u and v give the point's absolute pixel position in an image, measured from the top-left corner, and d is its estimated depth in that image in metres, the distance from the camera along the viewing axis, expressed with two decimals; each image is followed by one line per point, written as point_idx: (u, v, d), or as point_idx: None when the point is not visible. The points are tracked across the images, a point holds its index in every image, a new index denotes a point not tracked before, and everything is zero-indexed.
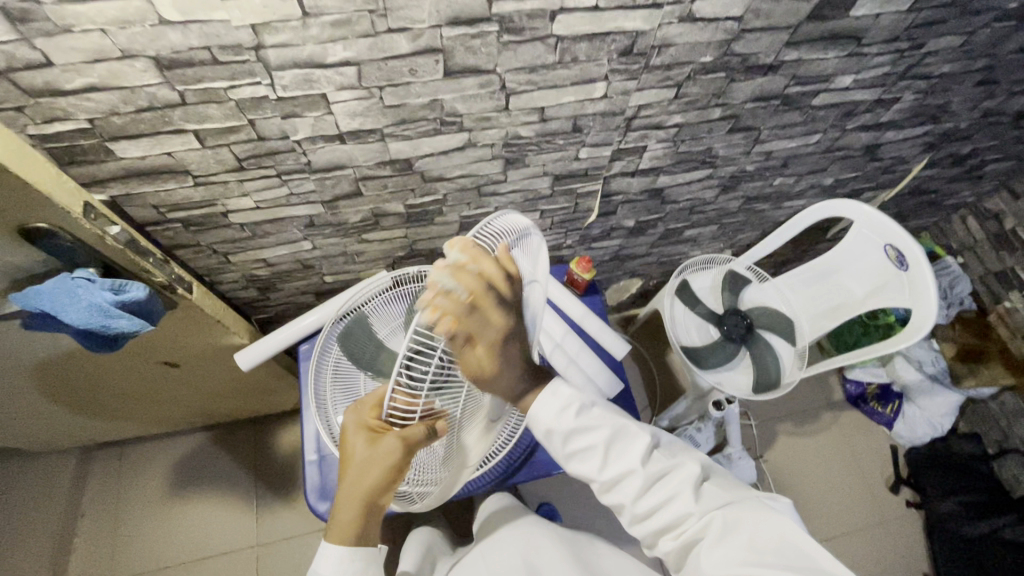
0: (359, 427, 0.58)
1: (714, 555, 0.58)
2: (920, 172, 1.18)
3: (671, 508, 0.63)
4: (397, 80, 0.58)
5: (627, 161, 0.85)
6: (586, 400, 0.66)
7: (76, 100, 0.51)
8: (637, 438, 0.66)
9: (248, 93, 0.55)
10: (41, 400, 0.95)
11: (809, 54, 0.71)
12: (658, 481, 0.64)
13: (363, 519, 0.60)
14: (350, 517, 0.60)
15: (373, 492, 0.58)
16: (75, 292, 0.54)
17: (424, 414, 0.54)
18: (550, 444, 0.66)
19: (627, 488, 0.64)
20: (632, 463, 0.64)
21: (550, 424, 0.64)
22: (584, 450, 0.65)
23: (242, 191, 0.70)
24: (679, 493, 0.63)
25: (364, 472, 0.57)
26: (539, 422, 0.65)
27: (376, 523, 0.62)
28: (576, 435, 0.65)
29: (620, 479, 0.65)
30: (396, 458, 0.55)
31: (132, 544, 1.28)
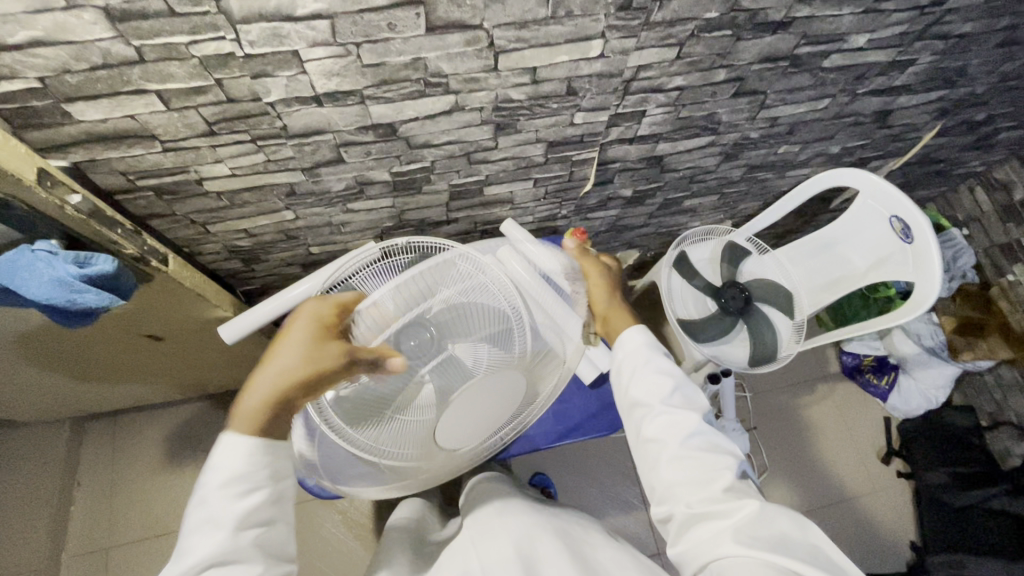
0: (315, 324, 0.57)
1: (739, 534, 0.59)
2: (931, 140, 1.13)
3: (712, 467, 0.65)
4: (376, 36, 0.54)
5: (625, 127, 0.81)
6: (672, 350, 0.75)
7: (23, 56, 0.47)
8: (700, 398, 0.71)
9: (213, 49, 0.51)
10: (23, 372, 0.93)
11: (822, 10, 0.66)
12: (707, 438, 0.67)
13: (274, 416, 0.54)
14: (259, 411, 0.54)
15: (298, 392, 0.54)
16: (34, 266, 0.52)
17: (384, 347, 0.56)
18: (627, 363, 0.74)
19: (679, 426, 0.67)
20: (693, 409, 0.69)
21: (637, 343, 0.74)
22: (654, 377, 0.71)
23: (215, 157, 0.66)
24: (724, 461, 0.65)
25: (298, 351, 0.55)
26: (630, 340, 0.75)
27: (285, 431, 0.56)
28: (653, 365, 0.72)
29: (676, 416, 0.68)
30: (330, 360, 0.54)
31: (130, 511, 1.29)
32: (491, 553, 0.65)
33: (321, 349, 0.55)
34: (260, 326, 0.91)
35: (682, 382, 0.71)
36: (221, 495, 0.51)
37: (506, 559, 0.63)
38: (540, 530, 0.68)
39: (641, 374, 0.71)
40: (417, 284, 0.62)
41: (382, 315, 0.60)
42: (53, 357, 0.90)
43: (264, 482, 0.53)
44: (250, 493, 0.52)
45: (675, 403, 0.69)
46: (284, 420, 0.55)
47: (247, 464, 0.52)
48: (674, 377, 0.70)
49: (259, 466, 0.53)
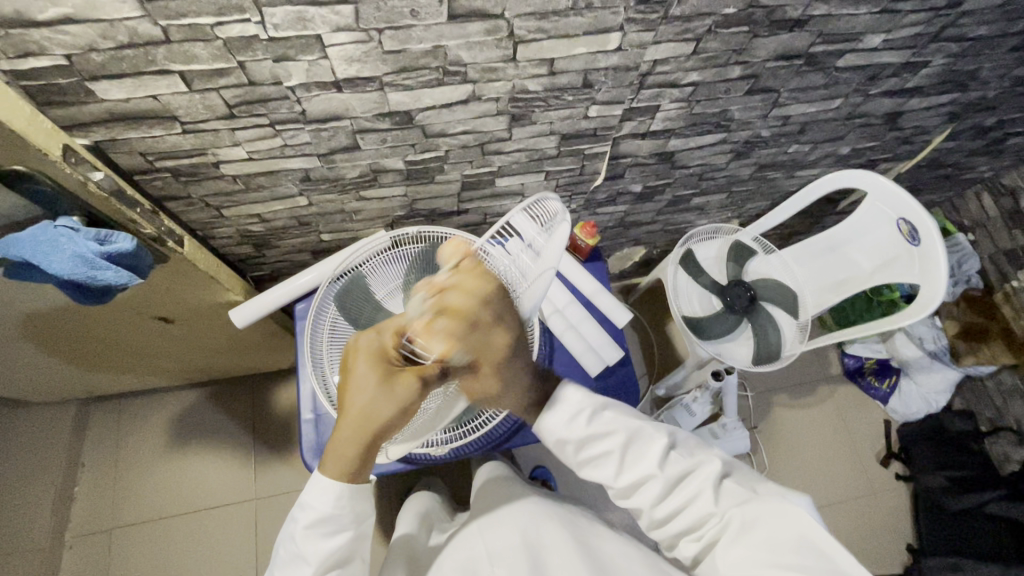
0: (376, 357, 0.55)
1: (731, 554, 0.60)
2: (940, 144, 1.14)
3: (693, 507, 0.64)
4: (398, 22, 0.54)
5: (638, 122, 0.81)
6: (599, 405, 0.68)
7: (51, 33, 0.48)
8: (652, 439, 0.67)
9: (237, 31, 0.51)
10: (34, 351, 0.94)
11: (839, 9, 0.67)
12: (679, 484, 0.65)
13: (363, 457, 0.58)
14: (350, 456, 0.58)
15: (378, 433, 0.56)
16: (57, 241, 0.52)
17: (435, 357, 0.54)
18: (563, 451, 0.69)
19: (646, 491, 0.66)
20: (651, 466, 0.66)
21: (562, 434, 0.67)
22: (598, 456, 0.67)
23: (233, 140, 0.66)
24: (701, 493, 0.64)
25: (373, 408, 0.54)
26: (551, 431, 0.67)
27: (369, 467, 0.61)
28: (592, 444, 0.67)
29: (638, 483, 0.66)
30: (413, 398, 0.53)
31: (132, 494, 1.30)
32: (499, 540, 0.67)
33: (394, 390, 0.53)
34: (270, 312, 0.91)
35: (629, 441, 0.67)
36: (312, 534, 0.60)
37: (514, 549, 0.65)
38: (547, 518, 0.69)
39: (585, 460, 0.68)
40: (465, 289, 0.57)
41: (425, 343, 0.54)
42: (64, 337, 0.90)
43: (349, 520, 0.61)
44: (335, 533, 0.61)
45: (633, 467, 0.66)
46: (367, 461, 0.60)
47: (335, 507, 0.60)
48: (616, 447, 0.66)
49: (344, 512, 0.61)
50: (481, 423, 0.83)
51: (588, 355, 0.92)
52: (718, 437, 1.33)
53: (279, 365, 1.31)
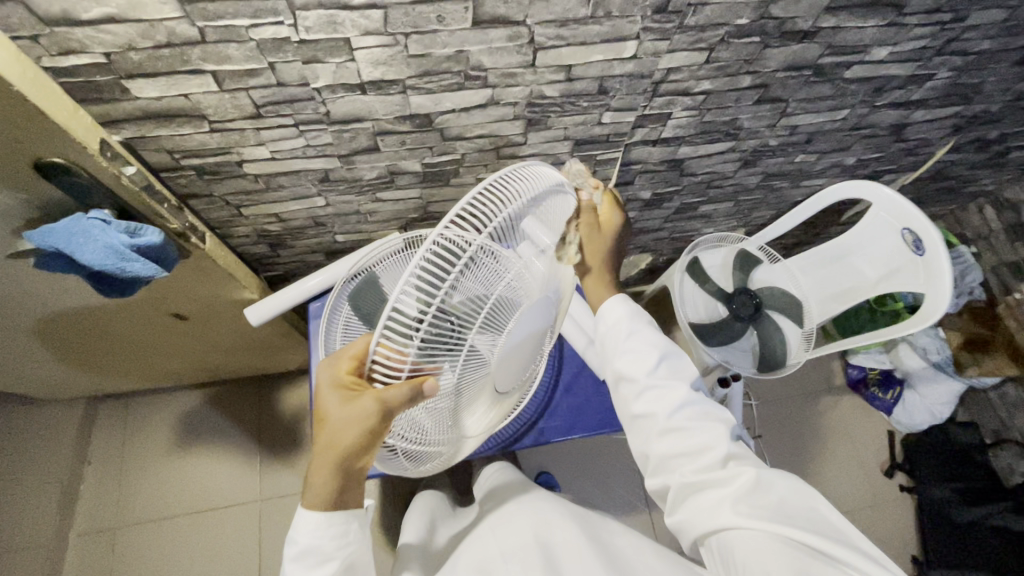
0: (335, 384, 0.55)
1: (738, 505, 0.60)
2: (943, 156, 1.16)
3: (702, 437, 0.65)
4: (424, 28, 0.56)
5: (650, 129, 0.83)
6: (654, 321, 0.73)
7: (93, 32, 0.50)
8: (688, 367, 0.70)
9: (270, 34, 0.53)
10: (51, 347, 0.95)
11: (847, 22, 0.69)
12: (695, 411, 0.67)
13: (340, 481, 0.59)
14: (327, 482, 0.59)
15: (348, 454, 0.56)
16: (91, 233, 0.54)
17: (411, 369, 0.49)
18: (610, 335, 0.72)
19: (666, 398, 0.67)
20: (679, 384, 0.68)
21: (618, 316, 0.72)
22: (637, 351, 0.69)
23: (258, 140, 0.68)
24: (714, 432, 0.65)
25: (342, 432, 0.54)
26: (609, 312, 0.72)
27: (352, 491, 0.61)
28: (636, 338, 0.70)
29: (661, 392, 0.67)
30: (374, 422, 0.51)
31: (138, 494, 1.30)
32: (512, 539, 0.67)
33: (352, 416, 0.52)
34: (284, 311, 0.92)
35: (668, 355, 0.70)
36: (299, 566, 0.60)
37: (526, 545, 0.65)
38: (558, 514, 0.70)
39: (625, 345, 0.70)
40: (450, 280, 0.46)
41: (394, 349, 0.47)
42: (82, 334, 0.92)
43: (335, 546, 0.61)
44: (322, 563, 0.61)
45: (659, 378, 0.68)
46: (348, 484, 0.60)
47: (319, 537, 0.60)
48: (658, 350, 0.69)
49: (326, 540, 0.61)
50: None
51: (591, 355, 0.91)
52: None
53: (287, 366, 1.32)
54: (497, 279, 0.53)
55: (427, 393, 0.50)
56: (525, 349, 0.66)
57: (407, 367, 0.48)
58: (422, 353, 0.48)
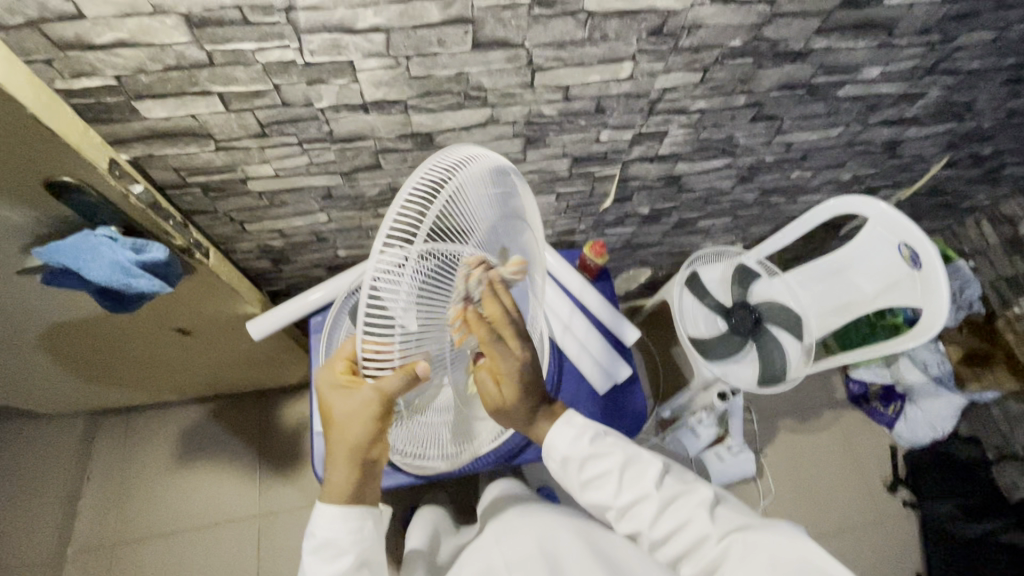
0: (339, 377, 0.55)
1: None
2: (938, 172, 1.17)
3: (689, 531, 0.64)
4: (426, 51, 0.58)
5: (647, 146, 0.85)
6: (601, 429, 0.70)
7: (105, 55, 0.51)
8: (648, 463, 0.69)
9: (276, 57, 0.55)
10: (55, 361, 0.95)
11: (839, 43, 0.70)
12: (671, 506, 0.66)
13: (359, 473, 0.58)
14: (346, 477, 0.58)
15: (362, 444, 0.55)
16: (97, 249, 0.55)
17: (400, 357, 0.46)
18: (565, 472, 0.69)
19: (642, 512, 0.66)
20: (649, 487, 0.67)
21: (565, 452, 0.68)
22: (598, 476, 0.68)
23: (262, 158, 0.70)
24: (693, 517, 0.64)
25: (348, 423, 0.53)
26: (554, 449, 0.68)
27: (370, 484, 0.60)
28: (588, 462, 0.68)
29: (636, 504, 0.67)
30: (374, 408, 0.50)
31: (137, 509, 1.30)
32: (517, 554, 0.67)
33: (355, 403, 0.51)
34: (285, 324, 0.93)
35: (628, 463, 0.68)
36: (317, 560, 0.60)
37: (530, 558, 0.65)
38: (562, 524, 0.70)
39: (586, 481, 0.68)
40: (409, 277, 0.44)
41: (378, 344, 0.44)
42: (86, 348, 0.92)
43: (352, 544, 0.60)
44: (338, 557, 0.60)
45: (631, 487, 0.67)
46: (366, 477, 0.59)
47: (338, 532, 0.59)
48: (616, 467, 0.67)
49: (343, 535, 0.60)
50: None
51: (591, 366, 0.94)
52: (724, 459, 1.38)
53: (287, 380, 1.32)
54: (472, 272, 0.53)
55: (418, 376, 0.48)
56: None
57: (395, 355, 0.45)
58: (406, 342, 0.45)
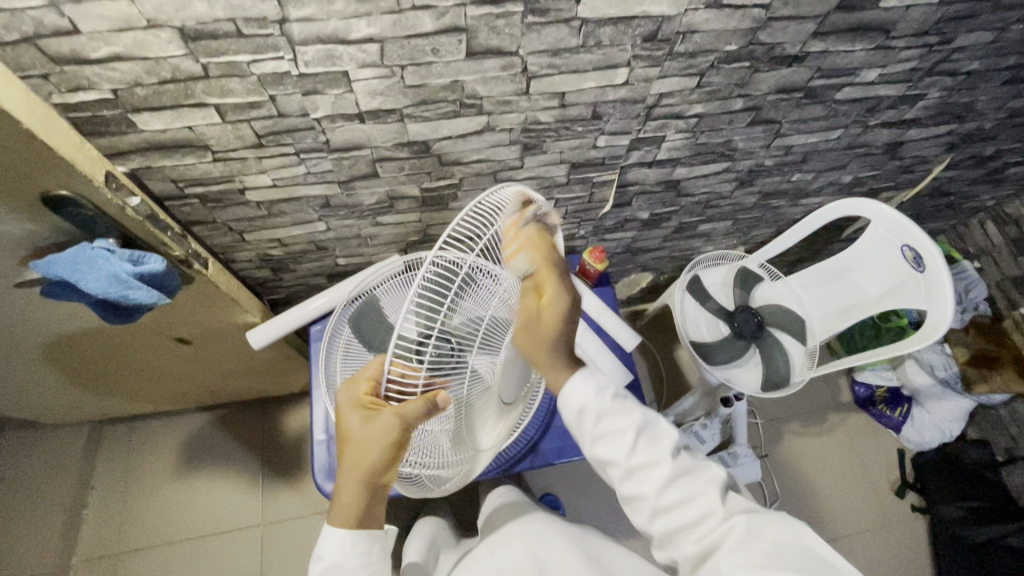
0: (354, 404, 0.55)
1: (735, 556, 0.57)
2: (940, 173, 1.16)
3: (697, 505, 0.63)
4: (420, 60, 0.58)
5: (645, 151, 0.85)
6: (623, 389, 0.68)
7: (102, 69, 0.51)
8: (666, 431, 0.67)
9: (271, 68, 0.55)
10: (57, 372, 0.96)
11: (835, 46, 0.70)
12: (683, 479, 0.64)
13: (367, 500, 0.58)
14: (353, 503, 0.58)
15: (374, 471, 0.56)
16: (94, 261, 0.55)
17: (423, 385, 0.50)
18: (579, 424, 0.66)
19: (652, 478, 0.64)
20: (663, 454, 0.65)
21: (584, 402, 0.66)
22: (612, 432, 0.66)
23: (260, 168, 0.70)
24: (703, 492, 0.63)
25: (364, 448, 0.54)
26: (572, 398, 0.66)
27: (377, 510, 0.60)
28: (608, 416, 0.66)
29: (645, 468, 0.65)
30: (396, 433, 0.51)
31: (140, 518, 1.30)
32: (509, 559, 0.67)
33: (377, 427, 0.52)
34: (285, 334, 0.93)
35: (646, 426, 0.66)
36: None
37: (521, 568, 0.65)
38: (555, 537, 0.69)
39: (599, 431, 0.66)
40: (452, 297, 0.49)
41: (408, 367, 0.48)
42: (88, 358, 0.93)
43: (359, 568, 0.59)
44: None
45: (642, 451, 0.65)
46: (374, 502, 0.59)
47: (343, 554, 0.59)
48: (633, 427, 0.65)
49: (349, 559, 0.59)
50: None
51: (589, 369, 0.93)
52: (731, 465, 1.34)
53: (289, 388, 1.32)
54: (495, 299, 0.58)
55: (440, 405, 0.50)
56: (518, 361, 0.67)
57: (421, 383, 0.49)
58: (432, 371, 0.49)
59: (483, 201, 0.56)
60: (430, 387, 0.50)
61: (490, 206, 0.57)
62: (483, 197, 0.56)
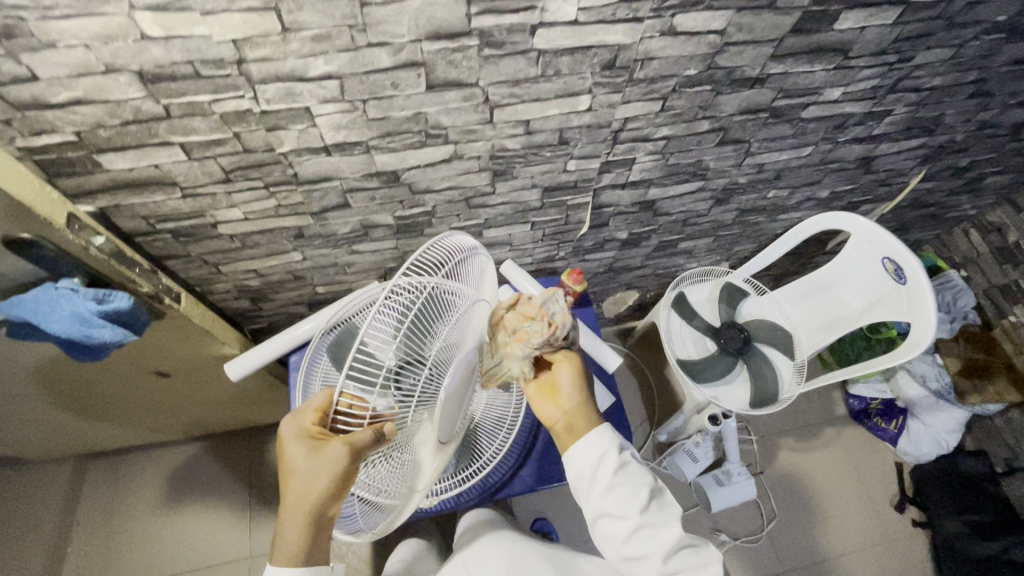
0: (298, 436, 0.55)
1: None
2: (917, 185, 1.17)
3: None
4: (380, 94, 0.59)
5: (616, 174, 0.85)
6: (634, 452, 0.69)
7: (63, 113, 0.52)
8: (672, 500, 0.67)
9: (233, 106, 0.56)
10: (35, 409, 0.95)
11: (795, 67, 0.71)
12: (686, 547, 0.64)
13: (313, 532, 0.57)
14: (298, 535, 0.57)
15: (319, 504, 0.55)
16: (57, 301, 0.55)
17: (371, 416, 0.51)
18: (595, 473, 0.65)
19: (659, 541, 0.63)
20: (672, 520, 0.65)
21: (605, 454, 0.66)
22: (626, 489, 0.65)
23: (230, 202, 0.70)
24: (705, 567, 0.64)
25: (310, 481, 0.53)
26: (593, 448, 0.66)
27: (323, 544, 0.59)
28: (623, 473, 0.65)
29: (654, 530, 0.64)
30: (341, 466, 0.51)
31: (122, 556, 1.27)
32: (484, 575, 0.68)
33: (321, 461, 0.51)
34: (266, 363, 0.93)
35: (656, 489, 0.66)
36: None
37: None
38: (535, 559, 0.71)
39: (614, 483, 0.64)
40: (407, 319, 0.52)
41: (356, 394, 0.50)
42: (65, 394, 0.92)
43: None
44: None
45: (652, 514, 0.64)
46: (319, 534, 0.58)
47: None
48: (649, 486, 0.65)
49: None
50: (475, 471, 0.83)
51: None
52: (724, 484, 1.32)
53: (276, 418, 1.31)
54: (456, 328, 0.59)
55: (387, 437, 0.51)
56: (463, 390, 0.64)
57: (369, 412, 0.51)
58: (385, 394, 0.51)
59: (437, 242, 0.62)
60: (379, 417, 0.51)
61: (444, 245, 0.62)
62: (439, 238, 0.62)
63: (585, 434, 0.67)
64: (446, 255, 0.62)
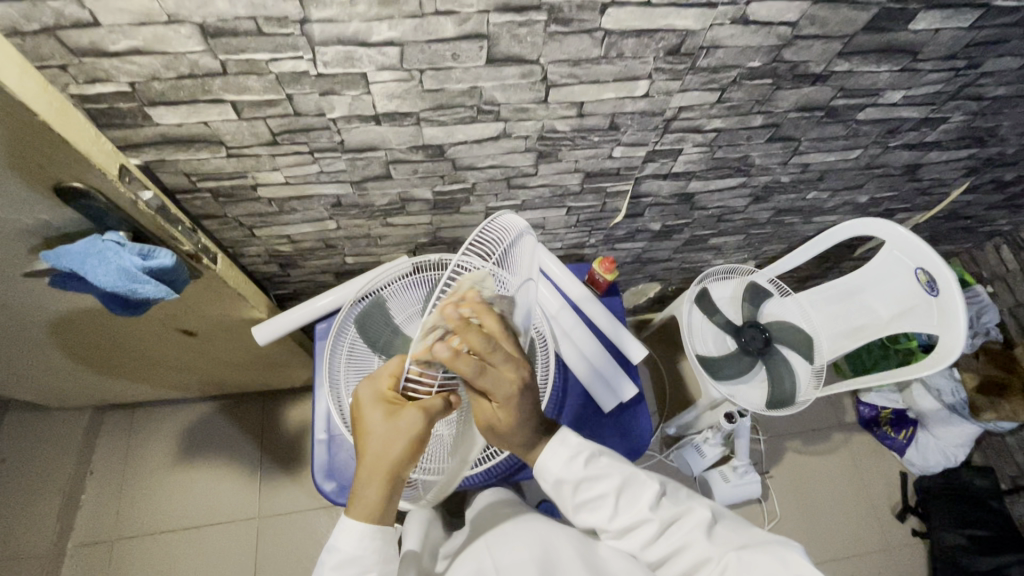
0: (375, 401, 0.55)
1: None
2: (959, 196, 1.15)
3: (687, 551, 0.66)
4: (440, 65, 0.57)
5: (660, 163, 0.84)
6: (596, 450, 0.70)
7: (120, 62, 0.51)
8: (644, 484, 0.70)
9: (290, 67, 0.55)
10: (60, 358, 0.96)
11: (861, 66, 0.69)
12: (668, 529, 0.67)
13: (385, 499, 0.57)
14: (372, 500, 0.56)
15: (394, 468, 0.55)
16: (105, 255, 0.56)
17: (439, 385, 0.54)
18: (561, 494, 0.70)
19: (641, 534, 0.68)
20: (645, 508, 0.68)
21: (560, 474, 0.68)
22: (596, 496, 0.68)
23: (273, 166, 0.69)
24: (691, 540, 0.66)
25: (386, 445, 0.54)
26: (549, 471, 0.69)
27: (394, 511, 0.59)
28: (587, 480, 0.68)
29: (634, 525, 0.68)
30: (420, 430, 0.53)
31: (135, 505, 1.30)
32: (508, 557, 0.66)
33: (402, 423, 0.53)
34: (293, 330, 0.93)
35: (623, 484, 0.69)
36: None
37: (523, 563, 0.65)
38: (556, 538, 0.70)
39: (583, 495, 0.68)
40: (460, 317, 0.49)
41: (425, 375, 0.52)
42: (91, 345, 0.92)
43: (374, 564, 0.58)
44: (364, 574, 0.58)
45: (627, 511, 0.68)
46: (390, 502, 0.58)
47: (361, 547, 0.57)
48: (613, 488, 0.68)
49: (369, 553, 0.58)
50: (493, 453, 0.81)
51: (598, 384, 0.93)
52: (730, 481, 1.34)
53: (291, 383, 1.32)
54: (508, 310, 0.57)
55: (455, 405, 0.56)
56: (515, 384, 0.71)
57: (438, 382, 0.54)
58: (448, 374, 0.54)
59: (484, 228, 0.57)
60: (444, 387, 0.55)
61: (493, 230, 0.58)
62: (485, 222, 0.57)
63: (543, 450, 0.69)
64: (497, 238, 0.57)
